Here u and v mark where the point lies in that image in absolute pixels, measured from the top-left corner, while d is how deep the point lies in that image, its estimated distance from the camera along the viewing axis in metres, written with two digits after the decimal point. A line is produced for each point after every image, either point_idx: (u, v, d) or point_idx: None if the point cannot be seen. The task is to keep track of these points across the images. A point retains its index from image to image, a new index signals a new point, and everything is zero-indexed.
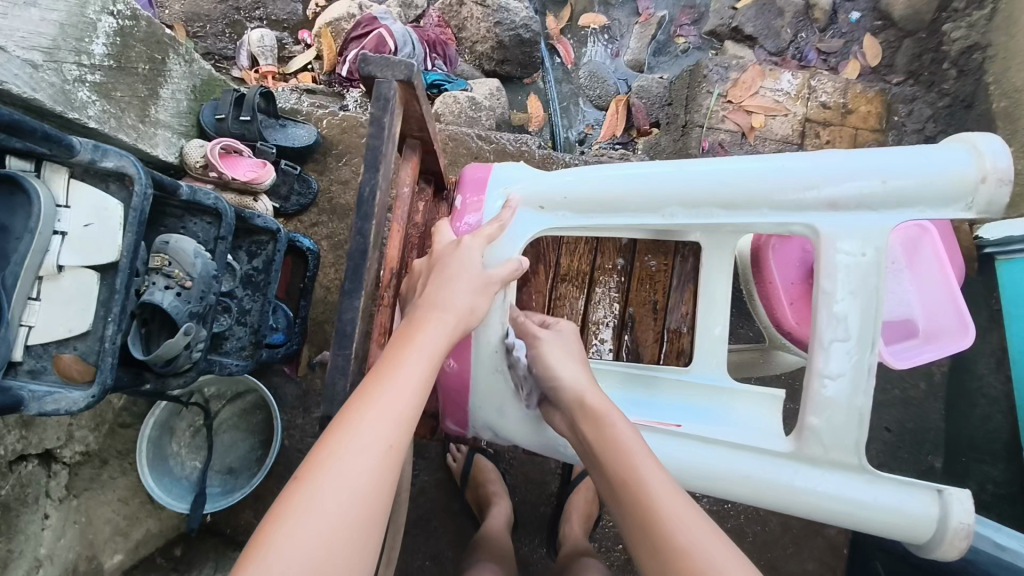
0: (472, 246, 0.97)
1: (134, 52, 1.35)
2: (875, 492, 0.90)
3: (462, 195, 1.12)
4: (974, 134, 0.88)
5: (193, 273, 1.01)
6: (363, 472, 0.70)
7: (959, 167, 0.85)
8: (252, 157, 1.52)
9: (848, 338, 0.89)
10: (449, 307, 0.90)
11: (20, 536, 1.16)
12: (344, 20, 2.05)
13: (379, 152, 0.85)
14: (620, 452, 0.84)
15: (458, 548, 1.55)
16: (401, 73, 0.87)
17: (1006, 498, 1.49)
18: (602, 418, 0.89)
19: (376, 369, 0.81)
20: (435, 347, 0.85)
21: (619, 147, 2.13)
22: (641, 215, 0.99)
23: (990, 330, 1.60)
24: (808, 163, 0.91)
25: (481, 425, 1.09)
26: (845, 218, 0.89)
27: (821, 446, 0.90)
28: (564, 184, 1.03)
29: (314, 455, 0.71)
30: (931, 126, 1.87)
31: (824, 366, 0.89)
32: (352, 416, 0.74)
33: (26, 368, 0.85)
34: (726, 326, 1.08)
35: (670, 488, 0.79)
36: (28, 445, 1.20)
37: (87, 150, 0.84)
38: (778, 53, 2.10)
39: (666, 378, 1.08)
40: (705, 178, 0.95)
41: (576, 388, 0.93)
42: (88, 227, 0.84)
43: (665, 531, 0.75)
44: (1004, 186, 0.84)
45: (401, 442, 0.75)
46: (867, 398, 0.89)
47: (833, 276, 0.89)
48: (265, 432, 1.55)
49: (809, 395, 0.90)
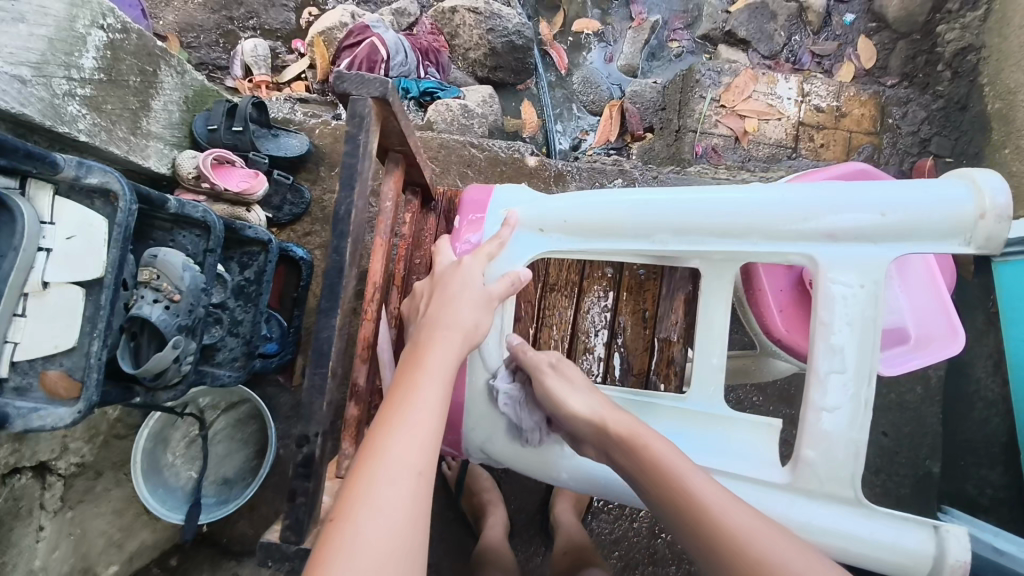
0: (473, 265, 0.98)
1: (124, 65, 1.35)
2: (869, 526, 0.88)
3: (462, 214, 1.13)
4: (973, 170, 0.87)
5: (181, 286, 1.01)
6: (399, 503, 0.70)
7: (959, 203, 0.84)
8: (245, 168, 1.52)
9: (844, 370, 0.89)
10: (454, 325, 0.90)
11: (14, 550, 1.16)
12: (337, 29, 2.06)
13: (354, 170, 0.85)
14: (665, 477, 0.82)
15: (454, 556, 1.54)
16: (376, 90, 0.87)
17: (1005, 503, 1.48)
18: (636, 443, 0.86)
19: (391, 399, 0.80)
20: (446, 368, 0.84)
21: (613, 152, 2.11)
22: (634, 239, 0.98)
23: (987, 332, 1.57)
24: (808, 194, 0.90)
25: (475, 450, 1.07)
26: (843, 249, 0.89)
27: (816, 478, 0.90)
28: (566, 210, 1.02)
29: (348, 492, 0.70)
30: (926, 127, 1.86)
31: (820, 399, 0.89)
32: (376, 448, 0.74)
33: (12, 385, 0.85)
34: (723, 355, 1.04)
35: (744, 519, 0.77)
36: (22, 458, 1.19)
37: (71, 166, 0.85)
38: (771, 57, 2.11)
39: (662, 405, 1.05)
40: (700, 205, 0.94)
41: (593, 414, 0.91)
42: (71, 240, 0.85)
43: (746, 551, 0.74)
44: (1002, 223, 0.83)
45: (429, 467, 0.75)
46: (863, 432, 0.88)
47: (830, 307, 0.89)
48: (259, 442, 1.56)
49: (805, 426, 0.90)
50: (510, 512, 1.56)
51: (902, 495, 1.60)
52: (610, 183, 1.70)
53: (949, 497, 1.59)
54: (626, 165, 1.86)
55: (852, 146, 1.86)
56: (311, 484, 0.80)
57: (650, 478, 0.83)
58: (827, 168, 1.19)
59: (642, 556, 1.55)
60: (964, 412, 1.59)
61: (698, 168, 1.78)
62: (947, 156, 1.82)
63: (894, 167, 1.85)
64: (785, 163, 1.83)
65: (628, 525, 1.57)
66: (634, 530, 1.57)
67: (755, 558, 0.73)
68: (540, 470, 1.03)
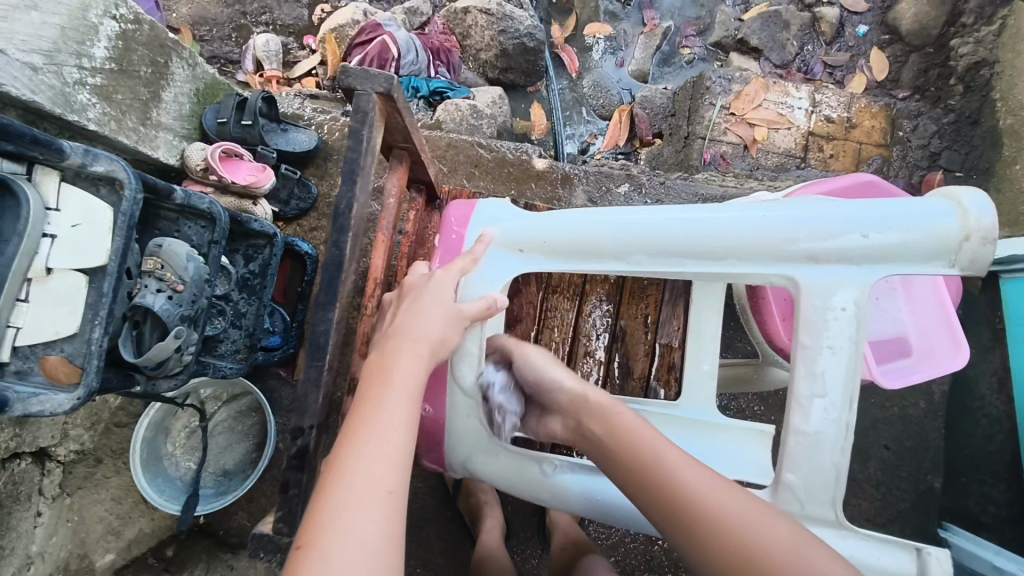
0: (444, 281, 0.97)
1: (136, 56, 1.37)
2: (848, 548, 0.85)
3: (446, 229, 1.12)
4: (958, 189, 0.84)
5: (184, 276, 1.02)
6: (368, 524, 0.68)
7: (943, 222, 0.81)
8: (253, 161, 1.53)
9: (826, 395, 0.85)
10: (421, 340, 0.89)
11: (11, 534, 1.20)
12: (349, 26, 2.07)
13: (356, 165, 0.86)
14: (632, 439, 0.84)
15: (449, 556, 1.53)
16: (380, 85, 0.87)
17: (1007, 520, 1.44)
18: (609, 412, 0.90)
19: (357, 418, 0.79)
20: (413, 383, 0.84)
21: (621, 157, 2.12)
22: (614, 259, 0.97)
23: (993, 349, 1.56)
24: (790, 214, 0.86)
25: (457, 465, 1.06)
26: (826, 271, 0.85)
27: (797, 501, 0.86)
28: (544, 227, 1.01)
29: (314, 516, 0.69)
30: (936, 141, 1.83)
31: (800, 423, 0.86)
32: (342, 466, 0.73)
33: (13, 368, 0.86)
34: (715, 363, 1.08)
35: (704, 481, 0.78)
36: (22, 443, 1.23)
37: (77, 154, 0.85)
38: (783, 66, 2.09)
39: (655, 413, 1.07)
40: (678, 225, 0.92)
41: (575, 389, 0.95)
42: (76, 228, 0.85)
43: (691, 500, 0.76)
44: (987, 245, 0.80)
45: (400, 486, 0.73)
46: (845, 455, 0.84)
47: (816, 331, 0.86)
48: (259, 435, 1.55)
49: (786, 449, 0.87)
50: (506, 513, 1.56)
51: (900, 509, 1.59)
52: (617, 188, 1.70)
53: (950, 514, 1.57)
54: (634, 169, 1.85)
55: (862, 157, 1.84)
56: (303, 476, 0.80)
57: (616, 444, 0.86)
58: (830, 179, 1.18)
59: (638, 563, 1.54)
60: (968, 428, 1.57)
61: (705, 175, 1.78)
62: (957, 170, 1.80)
63: (903, 180, 1.84)
64: (795, 172, 1.82)
65: (624, 531, 1.55)
66: (630, 536, 1.56)
67: (702, 505, 0.75)
68: (521, 489, 1.02)
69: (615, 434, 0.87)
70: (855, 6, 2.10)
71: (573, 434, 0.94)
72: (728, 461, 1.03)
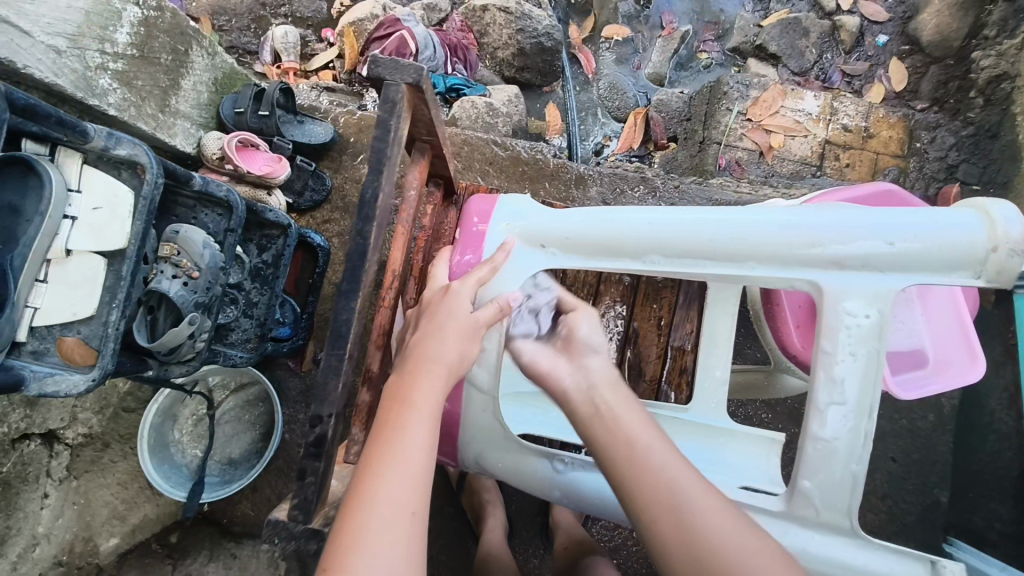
0: (461, 293, 0.95)
1: (158, 43, 1.38)
2: (864, 557, 0.84)
3: (465, 226, 1.12)
4: (986, 200, 0.83)
5: (200, 263, 1.02)
6: (397, 547, 0.68)
7: (970, 232, 0.80)
8: (268, 152, 1.53)
9: (844, 402, 0.85)
10: (440, 357, 0.88)
11: (18, 514, 1.22)
12: (367, 20, 2.07)
13: (383, 155, 0.85)
14: (649, 430, 0.85)
15: (452, 553, 1.53)
16: (410, 76, 0.87)
17: (1012, 538, 1.40)
18: (631, 404, 0.91)
19: (379, 438, 0.79)
20: (434, 405, 0.83)
21: (635, 160, 2.11)
22: (634, 258, 0.97)
23: (1004, 364, 1.54)
24: (815, 219, 0.86)
25: (469, 459, 1.06)
26: (850, 277, 0.85)
27: (812, 507, 0.85)
28: (566, 225, 1.02)
29: (343, 542, 0.68)
30: (954, 154, 1.83)
31: (817, 428, 0.85)
32: (368, 489, 0.72)
33: (29, 348, 0.86)
34: (726, 369, 1.11)
35: (700, 480, 0.78)
36: (31, 424, 1.25)
37: (101, 137, 0.86)
38: (801, 73, 2.08)
39: (665, 416, 1.07)
40: (702, 227, 0.92)
41: (608, 374, 0.96)
42: (97, 211, 0.86)
43: (695, 495, 0.76)
44: (1016, 256, 0.79)
45: (423, 508, 0.73)
46: (861, 464, 0.84)
47: (835, 337, 0.85)
48: (266, 425, 1.55)
49: (803, 456, 0.86)
50: (509, 512, 1.55)
51: (905, 522, 1.59)
52: (631, 191, 1.69)
53: (957, 529, 1.56)
54: (648, 172, 1.84)
55: (878, 167, 1.83)
56: (320, 464, 0.80)
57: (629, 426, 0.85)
58: (851, 186, 1.18)
59: (640, 566, 1.53)
60: (977, 444, 1.56)
61: (719, 180, 1.78)
62: (974, 183, 1.78)
63: (919, 192, 1.83)
64: (810, 180, 1.80)
65: (627, 533, 1.55)
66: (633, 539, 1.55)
67: (705, 502, 0.75)
68: (532, 487, 1.01)
69: (622, 414, 0.88)
70: (876, 15, 2.10)
71: (578, 395, 0.93)
72: (741, 467, 1.03)
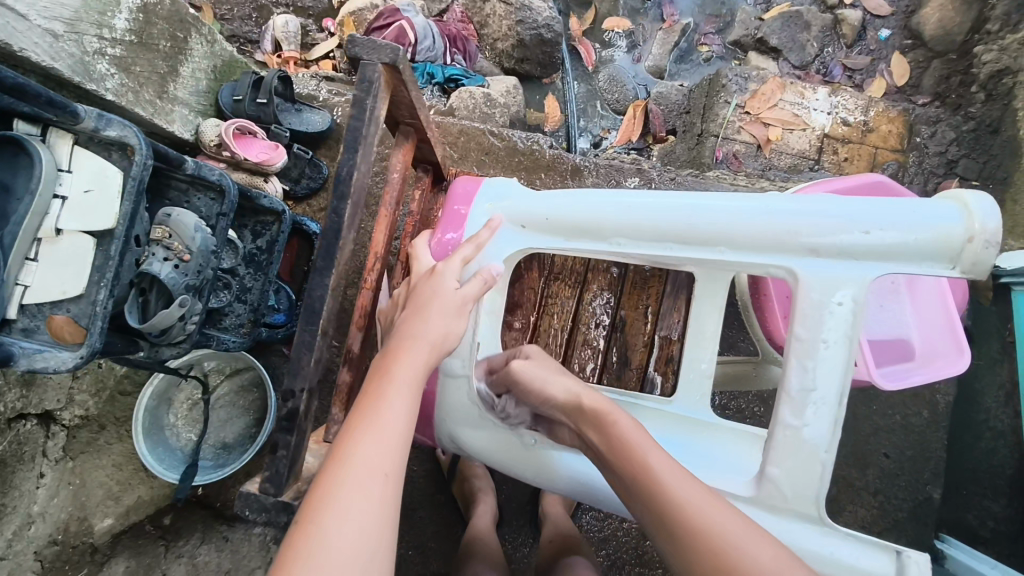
0: (445, 271, 0.96)
1: (156, 29, 1.39)
2: (829, 547, 0.84)
3: (450, 206, 1.13)
4: (965, 191, 0.82)
5: (192, 247, 1.03)
6: (367, 507, 0.69)
7: (948, 222, 0.79)
8: (266, 140, 1.54)
9: (815, 389, 0.85)
10: (420, 332, 0.89)
11: (13, 492, 1.25)
12: (367, 11, 2.11)
13: (358, 134, 0.87)
14: (620, 443, 0.83)
15: (441, 539, 1.54)
16: (386, 56, 0.87)
17: (1006, 535, 1.42)
18: (603, 415, 0.88)
19: (359, 402, 0.80)
20: (414, 377, 0.84)
21: (633, 152, 2.09)
22: (611, 243, 0.98)
23: (1000, 361, 1.52)
24: (794, 206, 0.86)
25: (446, 436, 1.08)
26: (827, 265, 0.85)
27: (780, 495, 0.86)
28: (546, 206, 1.02)
29: (314, 498, 0.70)
30: (954, 149, 1.80)
31: (790, 416, 0.86)
32: (346, 451, 0.73)
33: (20, 326, 0.88)
34: (713, 362, 1.10)
35: (685, 487, 0.76)
36: (28, 404, 1.27)
37: (91, 117, 0.87)
38: (802, 67, 2.07)
39: (648, 407, 1.09)
40: (682, 211, 0.92)
41: (573, 393, 0.93)
42: (87, 192, 0.87)
43: (670, 503, 0.74)
44: (991, 249, 0.78)
45: (396, 469, 0.74)
46: (831, 453, 0.84)
47: (811, 324, 0.85)
48: (260, 411, 1.56)
49: (772, 442, 0.87)
50: (500, 500, 1.57)
51: (898, 518, 1.59)
52: (627, 181, 1.69)
53: (948, 526, 1.56)
54: (645, 164, 1.84)
55: (877, 162, 1.82)
56: (292, 438, 0.83)
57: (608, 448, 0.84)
58: (837, 178, 1.18)
59: (629, 557, 1.55)
60: (970, 441, 1.55)
61: (716, 173, 1.77)
62: (973, 179, 1.78)
63: (918, 187, 1.82)
64: (807, 174, 1.80)
65: (617, 525, 1.56)
66: (623, 530, 1.56)
67: (677, 510, 0.73)
68: (505, 464, 1.03)
69: (605, 437, 0.85)
70: (879, 10, 2.07)
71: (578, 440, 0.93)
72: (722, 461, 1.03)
